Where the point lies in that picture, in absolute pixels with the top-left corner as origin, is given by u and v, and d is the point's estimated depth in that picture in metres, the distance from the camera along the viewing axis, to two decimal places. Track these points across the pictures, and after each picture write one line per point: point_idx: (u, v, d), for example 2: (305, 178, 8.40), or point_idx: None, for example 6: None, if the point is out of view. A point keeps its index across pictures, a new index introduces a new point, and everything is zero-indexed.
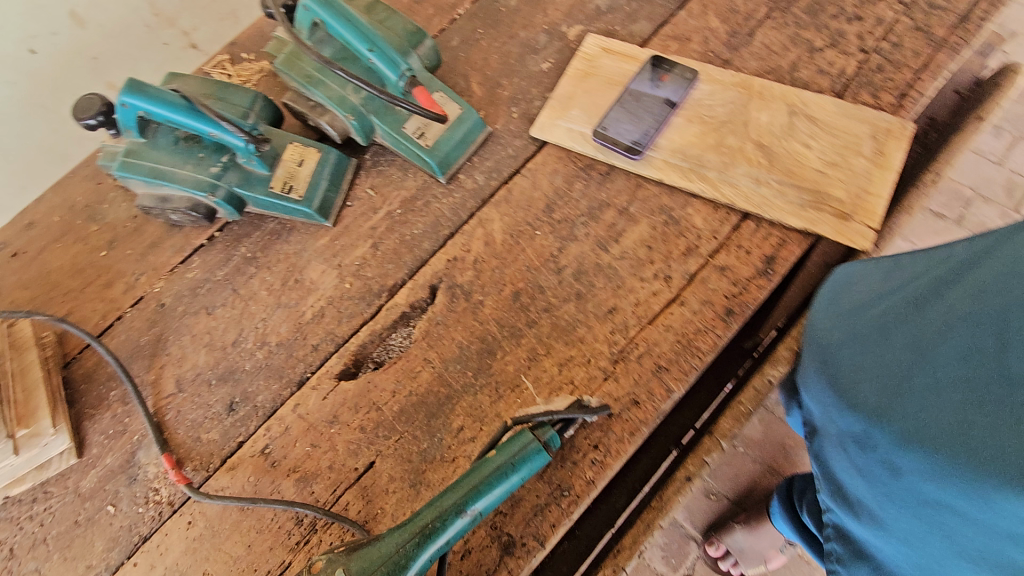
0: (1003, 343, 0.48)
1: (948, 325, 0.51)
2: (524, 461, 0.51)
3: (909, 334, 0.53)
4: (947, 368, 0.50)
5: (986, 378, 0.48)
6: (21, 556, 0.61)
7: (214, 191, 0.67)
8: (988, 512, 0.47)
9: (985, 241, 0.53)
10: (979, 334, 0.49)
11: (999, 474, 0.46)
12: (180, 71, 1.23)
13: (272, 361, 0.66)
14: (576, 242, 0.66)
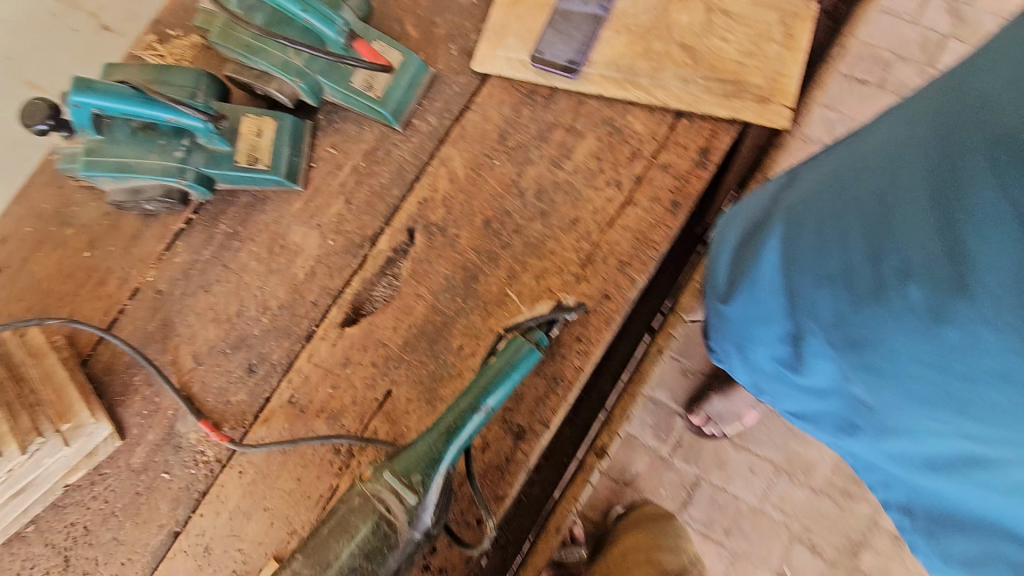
0: (865, 232, 0.55)
1: (819, 230, 0.59)
2: (521, 360, 0.59)
3: (796, 249, 0.61)
4: (832, 267, 0.58)
5: (863, 266, 0.55)
6: (97, 529, 0.69)
7: (184, 174, 0.70)
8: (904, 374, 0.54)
9: (835, 156, 0.61)
10: (845, 230, 0.56)
11: (904, 341, 0.53)
12: (95, 56, 1.18)
13: (278, 322, 0.72)
14: (532, 165, 0.72)
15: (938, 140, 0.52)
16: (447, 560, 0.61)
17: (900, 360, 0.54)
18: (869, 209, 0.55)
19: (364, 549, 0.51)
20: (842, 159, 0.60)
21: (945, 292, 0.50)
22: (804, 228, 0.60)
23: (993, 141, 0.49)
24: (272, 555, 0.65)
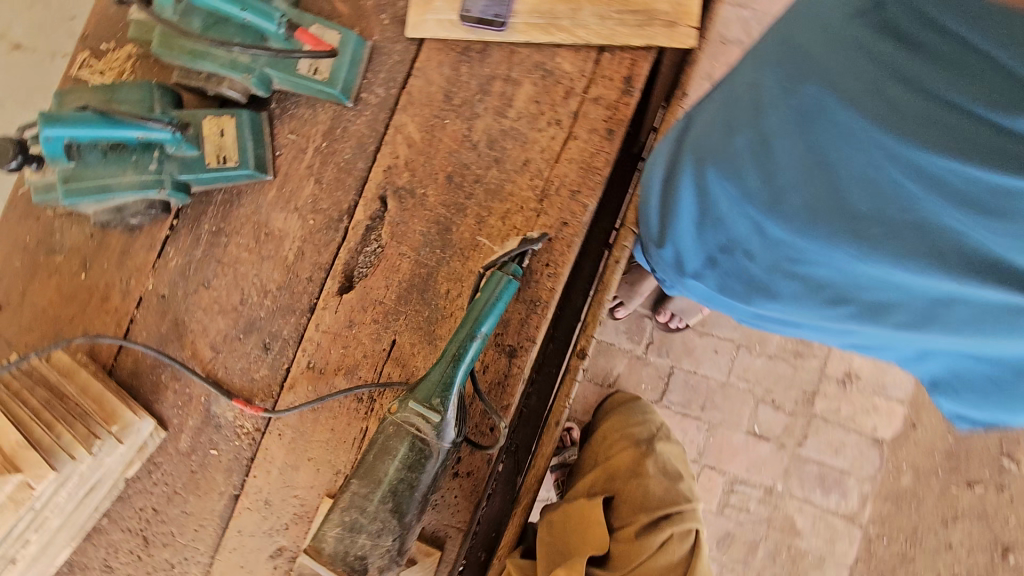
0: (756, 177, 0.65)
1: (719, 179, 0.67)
2: (502, 290, 0.69)
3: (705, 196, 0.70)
4: (738, 206, 0.68)
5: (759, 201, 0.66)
6: (166, 508, 0.79)
7: (162, 184, 0.75)
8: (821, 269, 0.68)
9: (716, 102, 0.67)
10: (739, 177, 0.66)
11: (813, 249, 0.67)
12: (17, 77, 1.16)
13: (280, 301, 0.80)
14: (479, 118, 0.79)
15: (784, 94, 0.59)
16: (472, 465, 0.74)
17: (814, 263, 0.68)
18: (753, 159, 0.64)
19: (407, 465, 0.62)
20: (724, 108, 0.66)
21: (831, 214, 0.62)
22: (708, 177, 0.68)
23: (823, 96, 0.56)
24: (325, 494, 0.76)
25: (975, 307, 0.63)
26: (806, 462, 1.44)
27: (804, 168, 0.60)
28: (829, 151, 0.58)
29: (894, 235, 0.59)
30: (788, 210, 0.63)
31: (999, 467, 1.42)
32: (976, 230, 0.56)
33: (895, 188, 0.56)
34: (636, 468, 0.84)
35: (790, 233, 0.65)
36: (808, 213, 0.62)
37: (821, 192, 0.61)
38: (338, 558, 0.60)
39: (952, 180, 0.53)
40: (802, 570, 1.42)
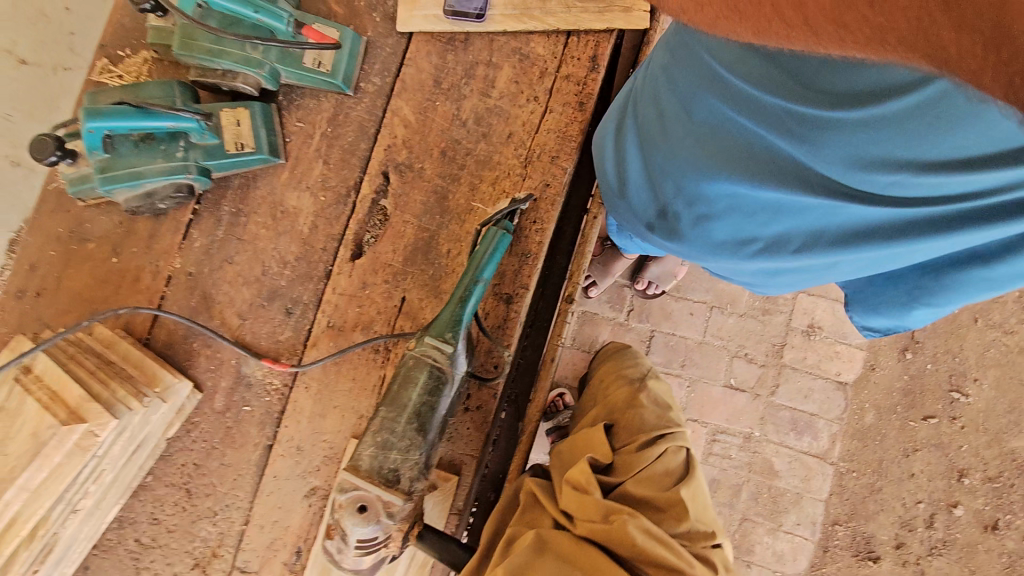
0: (655, 142, 0.71)
1: (640, 145, 0.75)
2: (499, 242, 0.80)
3: (632, 162, 0.77)
4: (652, 170, 0.74)
5: (663, 167, 0.72)
6: (206, 462, 0.87)
7: (188, 169, 0.83)
8: (723, 228, 0.72)
9: (639, 84, 0.76)
10: (648, 144, 0.73)
11: (710, 212, 0.71)
12: None
13: (299, 271, 0.89)
14: (467, 99, 0.90)
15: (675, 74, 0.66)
16: (480, 399, 0.85)
17: (720, 223, 0.72)
18: (656, 127, 0.71)
19: (427, 390, 0.72)
20: (642, 88, 0.74)
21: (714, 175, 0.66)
22: (633, 147, 0.76)
23: (699, 70, 0.63)
24: (351, 436, 0.86)
25: (858, 231, 0.63)
26: (780, 408, 1.57)
27: (688, 129, 0.66)
28: (702, 110, 0.64)
29: (760, 180, 0.62)
30: (682, 171, 0.69)
31: (951, 400, 1.57)
32: (823, 164, 0.58)
33: (752, 133, 0.61)
34: (630, 398, 0.86)
35: (690, 194, 0.70)
36: (695, 172, 0.67)
37: (700, 150, 0.66)
38: (374, 472, 0.70)
39: (785, 116, 0.56)
40: (783, 508, 1.55)
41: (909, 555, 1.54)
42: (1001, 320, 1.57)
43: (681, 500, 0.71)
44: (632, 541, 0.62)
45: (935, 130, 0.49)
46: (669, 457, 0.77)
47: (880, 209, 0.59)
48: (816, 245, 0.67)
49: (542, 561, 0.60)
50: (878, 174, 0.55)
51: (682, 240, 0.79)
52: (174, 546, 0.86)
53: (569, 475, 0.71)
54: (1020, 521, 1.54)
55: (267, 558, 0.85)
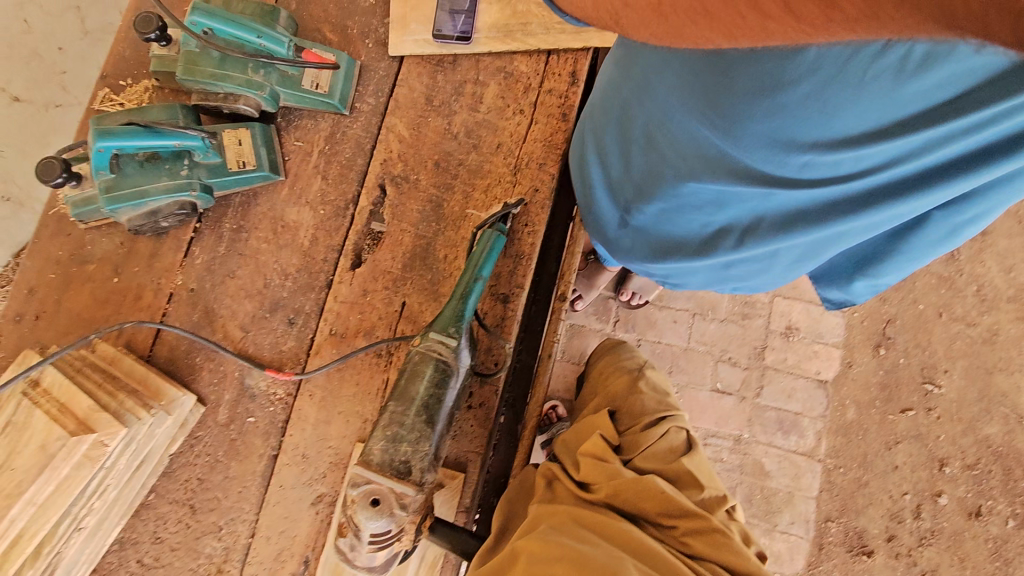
0: (613, 145, 0.76)
1: (600, 151, 0.79)
2: (494, 243, 0.85)
3: (597, 167, 0.81)
4: (613, 170, 0.78)
5: (620, 166, 0.76)
6: (208, 477, 0.87)
7: (193, 187, 0.87)
8: (679, 219, 0.75)
9: (593, 97, 0.81)
10: (607, 148, 0.77)
11: (664, 205, 0.74)
12: (24, 124, 1.35)
13: (300, 282, 0.92)
14: (457, 114, 0.96)
15: (619, 85, 0.72)
16: (483, 396, 0.87)
17: (675, 217, 0.75)
18: (610, 132, 0.75)
19: (434, 382, 0.76)
20: (596, 99, 0.79)
21: (663, 169, 0.70)
22: (594, 154, 0.80)
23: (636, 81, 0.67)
24: (357, 440, 0.87)
25: (795, 215, 0.67)
26: (766, 409, 1.62)
27: (642, 131, 0.70)
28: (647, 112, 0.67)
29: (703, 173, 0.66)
30: (641, 169, 0.73)
31: (924, 393, 1.64)
32: (747, 155, 0.61)
33: (686, 132, 0.64)
34: (630, 387, 0.93)
35: (650, 189, 0.74)
36: (651, 167, 0.71)
37: (653, 148, 0.69)
38: (386, 465, 0.71)
39: (708, 111, 0.60)
40: (776, 508, 1.58)
41: (900, 547, 1.57)
42: (962, 313, 1.67)
43: (685, 470, 0.78)
44: (659, 489, 0.70)
45: (828, 112, 0.52)
46: (671, 435, 0.84)
47: (807, 190, 0.62)
48: (764, 232, 0.71)
49: (568, 519, 0.66)
50: (790, 156, 0.58)
51: (648, 236, 0.82)
52: (177, 565, 0.84)
53: (584, 450, 0.77)
54: (1001, 506, 1.59)
55: (274, 570, 0.84)
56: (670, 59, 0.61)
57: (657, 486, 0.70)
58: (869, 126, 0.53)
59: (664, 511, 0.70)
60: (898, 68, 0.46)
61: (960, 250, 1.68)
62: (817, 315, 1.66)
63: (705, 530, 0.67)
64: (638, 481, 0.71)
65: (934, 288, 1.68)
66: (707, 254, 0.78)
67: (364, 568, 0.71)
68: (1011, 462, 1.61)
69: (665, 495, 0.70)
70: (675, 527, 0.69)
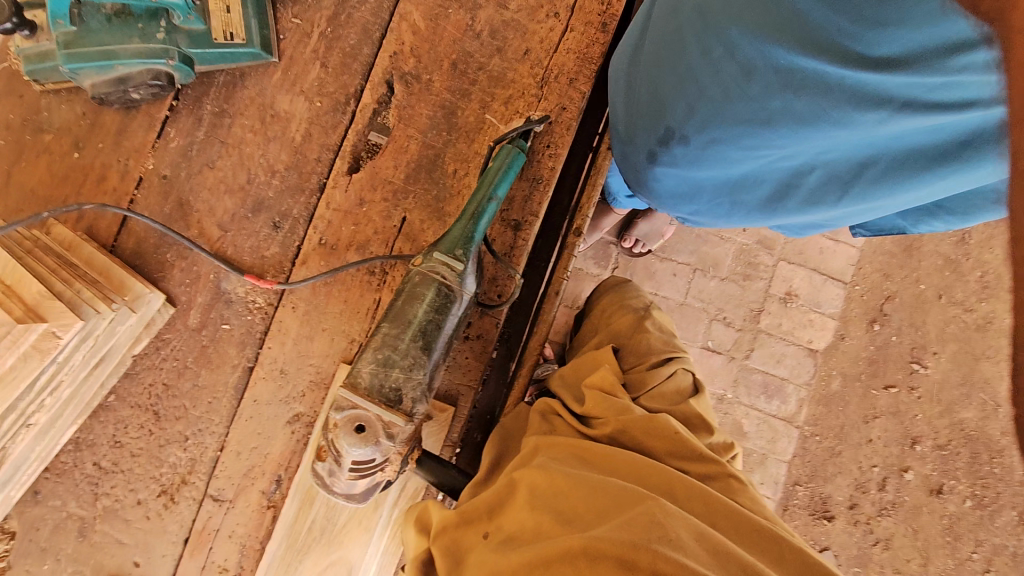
0: (671, 57, 0.63)
1: (652, 61, 0.67)
2: (512, 163, 0.75)
3: (643, 83, 0.69)
4: (661, 87, 0.66)
5: (674, 83, 0.64)
6: (175, 383, 0.80)
7: (170, 55, 0.75)
8: (738, 147, 0.64)
9: None
10: (659, 62, 0.65)
11: (725, 131, 0.63)
12: None
13: (289, 182, 0.82)
14: (482, 9, 0.84)
15: None
16: (481, 328, 0.81)
17: (732, 145, 0.64)
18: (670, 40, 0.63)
19: (434, 307, 0.68)
20: None
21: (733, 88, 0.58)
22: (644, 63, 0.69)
23: None
24: (340, 361, 0.80)
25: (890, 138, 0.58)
26: (753, 372, 1.60)
27: (723, 41, 0.56)
28: (734, 16, 0.54)
29: (795, 92, 0.55)
30: (703, 88, 0.61)
31: (910, 371, 1.63)
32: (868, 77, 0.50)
33: (787, 44, 0.52)
34: (636, 325, 0.87)
35: (710, 114, 0.62)
36: (719, 86, 0.59)
37: (733, 61, 0.56)
38: (374, 391, 0.65)
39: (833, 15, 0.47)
40: (749, 468, 1.59)
41: (860, 515, 1.62)
42: (962, 297, 1.64)
43: (694, 412, 0.74)
44: (671, 429, 0.66)
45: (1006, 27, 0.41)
46: (679, 376, 0.79)
47: (921, 124, 0.54)
48: (842, 163, 0.64)
49: (571, 458, 0.61)
50: (926, 79, 0.48)
51: (687, 167, 0.71)
52: (139, 471, 0.79)
53: (591, 382, 0.72)
54: (961, 486, 1.63)
55: (243, 486, 0.79)
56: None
57: (670, 427, 0.66)
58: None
59: (675, 453, 0.65)
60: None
61: (971, 234, 1.64)
62: (819, 283, 1.62)
63: (718, 475, 0.63)
64: (649, 419, 0.66)
65: (938, 269, 1.64)
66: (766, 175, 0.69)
67: (342, 495, 0.66)
68: (979, 446, 1.64)
69: (677, 436, 0.65)
70: (686, 471, 0.64)
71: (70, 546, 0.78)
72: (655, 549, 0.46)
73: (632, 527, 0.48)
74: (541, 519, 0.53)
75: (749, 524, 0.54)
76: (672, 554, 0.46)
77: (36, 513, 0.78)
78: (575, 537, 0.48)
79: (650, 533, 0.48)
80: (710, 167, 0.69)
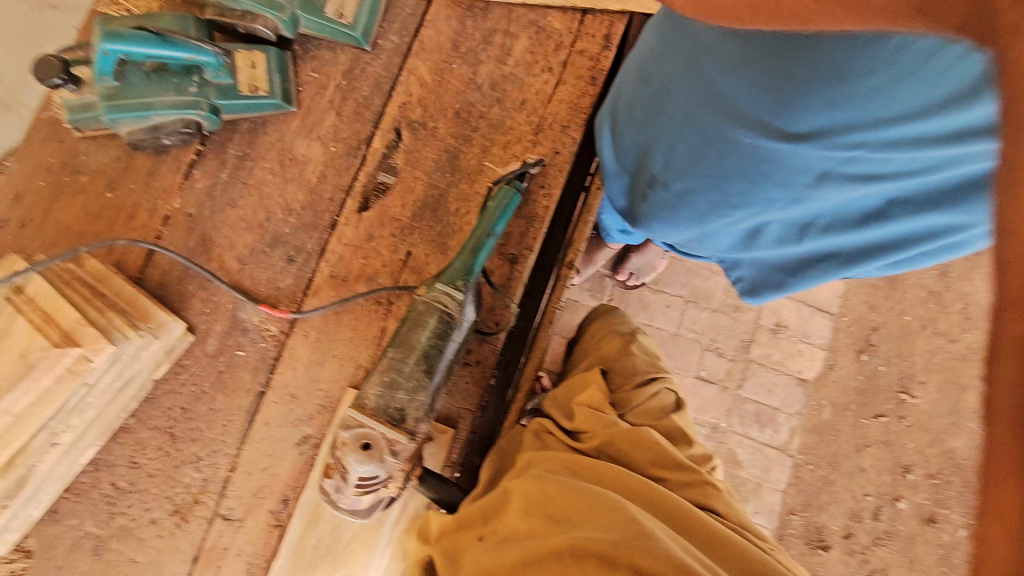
0: (643, 122, 0.74)
1: (628, 125, 0.77)
2: (509, 203, 0.83)
3: (623, 142, 0.79)
4: (638, 144, 0.76)
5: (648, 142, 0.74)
6: (191, 406, 0.85)
7: (200, 106, 0.83)
8: (700, 202, 0.73)
9: (625, 66, 0.79)
10: (635, 127, 0.75)
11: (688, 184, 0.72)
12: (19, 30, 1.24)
13: (304, 219, 0.89)
14: (483, 64, 0.93)
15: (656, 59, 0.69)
16: (480, 354, 0.86)
17: (695, 199, 0.73)
18: (641, 108, 0.73)
19: (437, 333, 0.74)
20: (629, 68, 0.77)
21: (693, 149, 0.69)
22: (620, 129, 0.79)
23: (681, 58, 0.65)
24: (348, 385, 0.85)
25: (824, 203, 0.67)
26: (746, 402, 1.64)
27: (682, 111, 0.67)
28: (687, 93, 0.65)
29: (739, 157, 0.65)
30: (671, 147, 0.71)
31: (899, 401, 1.67)
32: (796, 146, 0.60)
33: (729, 117, 0.63)
34: (623, 348, 0.93)
35: (677, 169, 0.72)
36: (683, 145, 0.69)
37: (690, 125, 0.67)
38: (380, 411, 0.70)
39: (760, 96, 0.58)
40: (744, 497, 1.61)
41: (856, 545, 1.63)
42: (946, 328, 1.70)
43: (676, 426, 0.80)
44: (654, 441, 0.71)
45: (896, 108, 0.52)
46: (662, 394, 0.85)
47: (848, 189, 0.64)
48: (792, 225, 0.72)
49: (562, 469, 0.66)
50: (839, 151, 0.59)
51: (662, 214, 0.80)
52: (154, 491, 0.83)
53: (581, 400, 0.77)
54: (955, 516, 1.65)
55: (253, 506, 0.83)
56: (733, 31, 0.57)
57: (653, 439, 0.71)
58: (939, 133, 0.53)
59: (657, 463, 0.70)
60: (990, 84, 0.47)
61: (952, 267, 1.70)
62: (807, 315, 1.68)
63: (696, 482, 0.68)
64: (634, 432, 0.71)
65: (922, 301, 1.70)
66: (729, 233, 0.77)
67: (348, 510, 0.71)
68: (970, 475, 1.67)
69: (659, 447, 0.71)
70: (667, 480, 0.69)
71: (85, 565, 0.81)
72: (634, 544, 0.52)
73: (613, 527, 0.54)
74: (533, 523, 0.58)
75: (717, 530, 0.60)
76: (649, 549, 0.52)
77: (54, 532, 0.82)
78: (563, 536, 0.54)
79: (628, 532, 0.53)
80: (684, 217, 0.77)
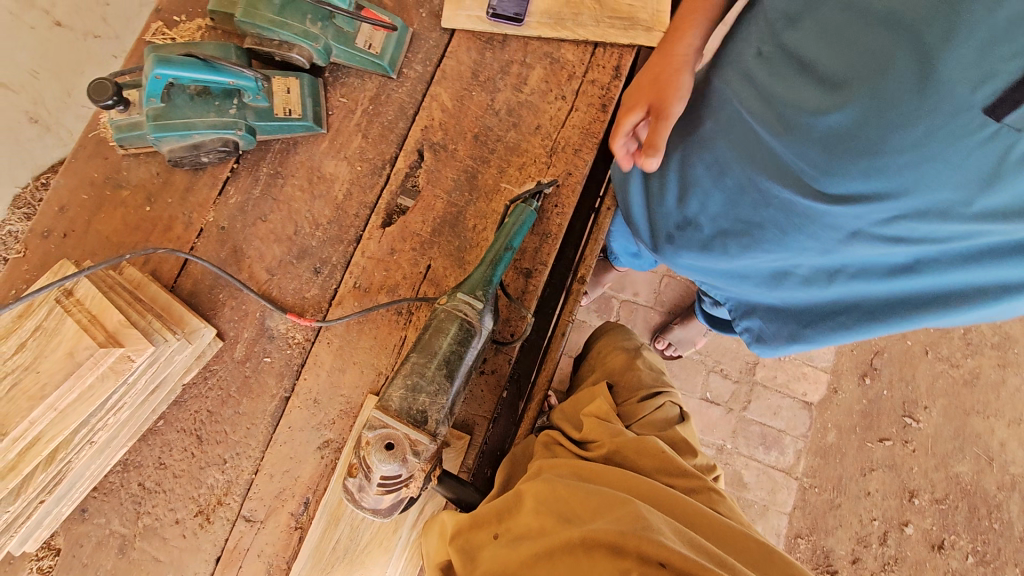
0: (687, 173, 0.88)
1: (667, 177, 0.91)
2: (525, 219, 0.88)
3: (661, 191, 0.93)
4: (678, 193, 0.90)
5: (691, 191, 0.89)
6: (218, 410, 0.88)
7: (238, 126, 0.89)
8: (737, 242, 0.87)
9: None
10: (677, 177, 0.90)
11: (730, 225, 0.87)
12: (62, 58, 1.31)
13: (330, 233, 0.94)
14: (500, 92, 1.00)
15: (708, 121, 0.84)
16: (496, 363, 0.90)
17: (732, 238, 0.87)
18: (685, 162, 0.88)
19: (457, 340, 0.78)
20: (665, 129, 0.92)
21: (732, 195, 0.84)
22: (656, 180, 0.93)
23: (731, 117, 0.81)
24: (368, 392, 0.89)
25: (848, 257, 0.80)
26: (750, 423, 1.66)
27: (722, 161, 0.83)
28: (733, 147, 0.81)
29: (775, 205, 0.80)
30: (709, 193, 0.86)
31: (904, 425, 1.69)
32: (830, 204, 0.74)
33: (770, 167, 0.78)
34: (628, 363, 0.96)
35: (712, 213, 0.87)
36: (723, 193, 0.85)
37: (730, 177, 0.83)
38: (403, 412, 0.74)
39: (807, 153, 0.73)
40: (751, 519, 1.62)
41: (864, 570, 1.62)
42: (948, 353, 1.72)
43: (680, 436, 0.83)
44: (659, 448, 0.74)
45: (930, 169, 0.65)
46: (666, 407, 0.89)
47: (868, 248, 0.77)
48: (817, 273, 0.85)
49: (571, 474, 0.69)
50: (863, 210, 0.72)
51: (698, 251, 0.93)
52: (179, 492, 0.86)
53: (588, 410, 0.81)
54: (963, 542, 1.65)
55: (274, 508, 0.86)
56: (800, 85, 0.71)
57: (658, 446, 0.74)
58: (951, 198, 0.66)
59: (661, 469, 0.73)
60: (1000, 161, 0.61)
61: None
62: None
63: (699, 488, 0.71)
64: (640, 440, 0.74)
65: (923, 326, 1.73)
66: (761, 274, 0.91)
67: (369, 510, 0.73)
68: (977, 500, 1.67)
69: (664, 454, 0.73)
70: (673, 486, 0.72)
71: (110, 563, 0.84)
72: (642, 534, 0.54)
73: (622, 520, 0.57)
74: (545, 521, 0.61)
75: (722, 531, 0.62)
76: (656, 540, 0.54)
77: (81, 530, 0.84)
78: (575, 530, 0.57)
79: (637, 523, 0.56)
80: (711, 254, 0.92)
